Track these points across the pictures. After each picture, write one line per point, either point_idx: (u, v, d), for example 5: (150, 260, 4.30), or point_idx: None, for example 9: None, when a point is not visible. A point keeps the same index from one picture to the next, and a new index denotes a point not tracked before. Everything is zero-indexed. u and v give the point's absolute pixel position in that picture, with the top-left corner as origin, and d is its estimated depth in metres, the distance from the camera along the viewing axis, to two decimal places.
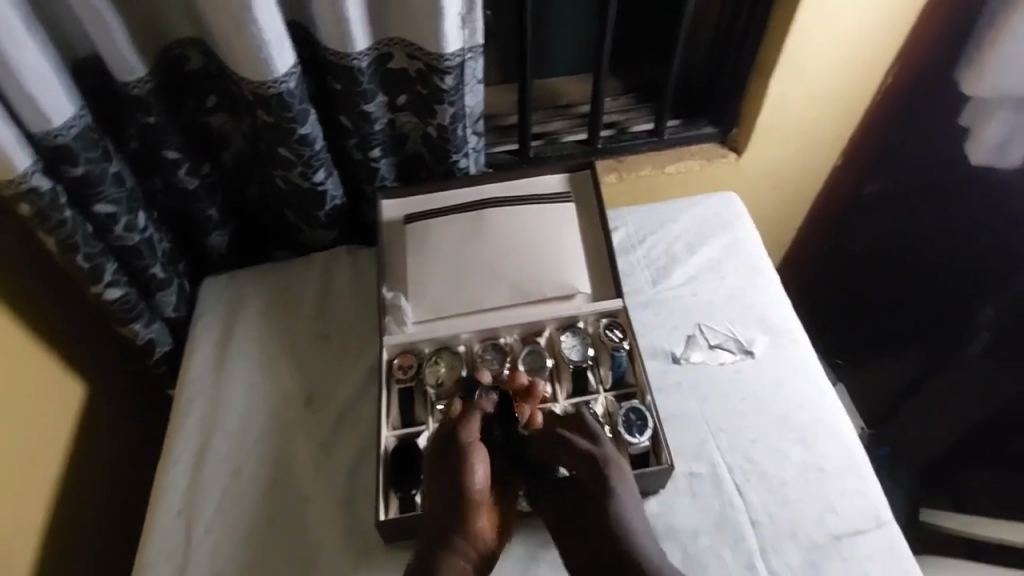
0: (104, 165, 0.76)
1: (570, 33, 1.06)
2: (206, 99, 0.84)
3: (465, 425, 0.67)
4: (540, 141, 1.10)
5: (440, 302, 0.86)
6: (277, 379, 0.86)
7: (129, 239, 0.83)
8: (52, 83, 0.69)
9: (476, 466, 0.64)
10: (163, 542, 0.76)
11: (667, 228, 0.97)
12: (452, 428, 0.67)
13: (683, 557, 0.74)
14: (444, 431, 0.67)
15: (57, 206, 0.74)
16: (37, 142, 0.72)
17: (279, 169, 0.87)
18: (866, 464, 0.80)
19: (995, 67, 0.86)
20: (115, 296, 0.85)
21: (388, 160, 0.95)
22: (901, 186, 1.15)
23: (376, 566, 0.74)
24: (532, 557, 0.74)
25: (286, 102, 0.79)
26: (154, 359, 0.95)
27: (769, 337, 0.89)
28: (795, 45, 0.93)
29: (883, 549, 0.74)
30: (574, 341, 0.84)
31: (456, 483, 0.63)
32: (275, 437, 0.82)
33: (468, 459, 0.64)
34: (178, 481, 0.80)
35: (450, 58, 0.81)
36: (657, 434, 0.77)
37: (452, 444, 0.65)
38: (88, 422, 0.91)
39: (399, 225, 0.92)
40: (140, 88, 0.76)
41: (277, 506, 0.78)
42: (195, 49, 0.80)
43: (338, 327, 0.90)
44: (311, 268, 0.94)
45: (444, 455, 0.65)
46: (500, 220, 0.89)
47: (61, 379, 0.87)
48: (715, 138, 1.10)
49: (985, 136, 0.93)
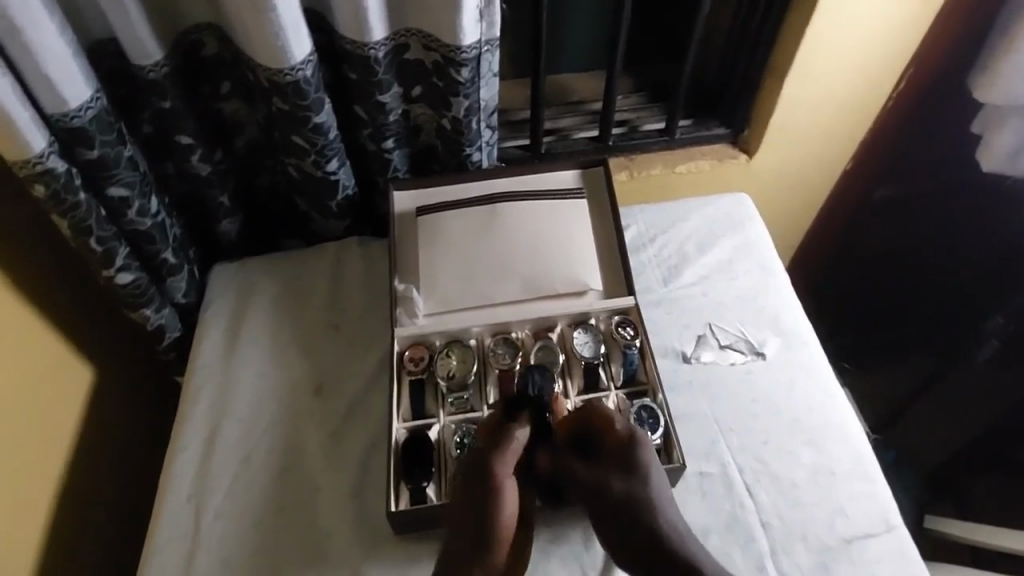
0: (119, 149, 0.76)
1: (584, 31, 1.05)
2: (221, 85, 0.84)
3: (501, 450, 0.63)
4: (551, 137, 1.10)
5: (451, 296, 0.86)
6: (286, 368, 0.85)
7: (141, 224, 0.82)
8: (69, 64, 0.68)
9: (506, 499, 0.61)
10: (171, 529, 0.75)
11: (679, 228, 0.97)
12: (487, 452, 0.63)
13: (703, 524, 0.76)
14: (479, 452, 0.64)
15: (72, 188, 0.73)
16: (53, 124, 0.71)
17: (292, 157, 0.87)
18: (876, 468, 0.80)
19: (1011, 75, 0.86)
20: (126, 281, 0.84)
21: (400, 151, 0.95)
22: (912, 192, 1.15)
23: (386, 557, 0.73)
24: (543, 553, 0.74)
25: (302, 91, 0.78)
26: (163, 345, 0.94)
27: (781, 338, 0.88)
28: (811, 48, 0.93)
29: (893, 553, 0.74)
30: (586, 337, 0.83)
31: (483, 515, 0.59)
32: (285, 426, 0.82)
33: (498, 490, 0.60)
34: (187, 467, 0.79)
35: (467, 50, 0.80)
36: (669, 433, 0.76)
37: (484, 474, 0.61)
38: (97, 406, 0.91)
39: (411, 217, 0.91)
40: (156, 72, 0.76)
41: (287, 493, 0.77)
42: (211, 35, 0.79)
43: (349, 318, 0.89)
44: (323, 257, 0.93)
45: (475, 481, 0.62)
46: (513, 214, 0.89)
47: (70, 364, 0.86)
48: (727, 139, 1.10)
49: (997, 144, 0.93)
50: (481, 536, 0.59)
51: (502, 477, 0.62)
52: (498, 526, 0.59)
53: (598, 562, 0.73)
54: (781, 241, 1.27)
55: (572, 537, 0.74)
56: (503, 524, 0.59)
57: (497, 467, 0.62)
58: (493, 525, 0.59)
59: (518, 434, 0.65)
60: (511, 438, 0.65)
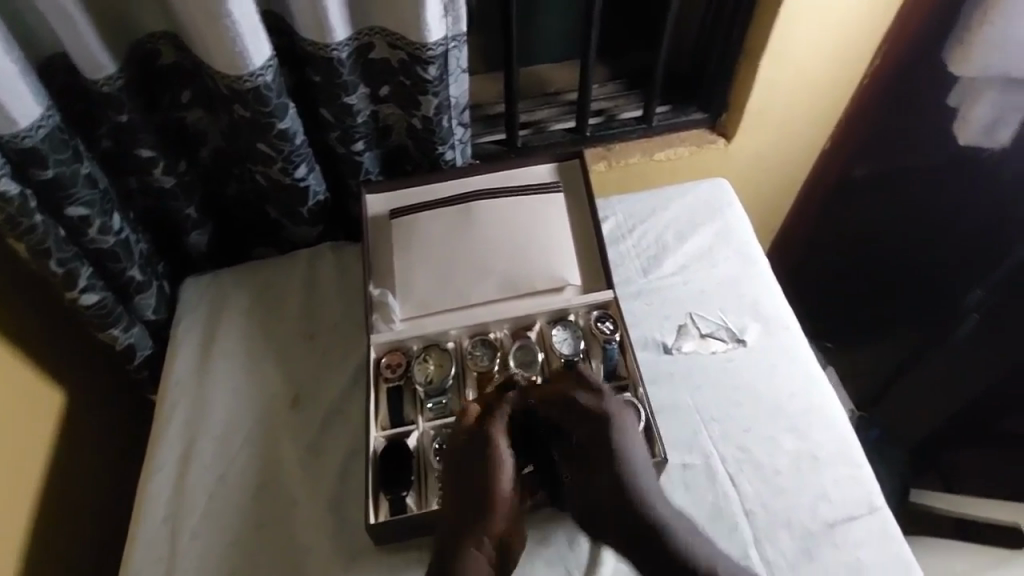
0: (75, 167, 0.74)
1: (557, 20, 1.04)
2: (181, 95, 0.82)
3: (498, 419, 0.67)
4: (528, 130, 1.08)
5: (426, 298, 0.84)
6: (261, 380, 0.84)
7: (105, 242, 0.81)
8: (16, 82, 0.66)
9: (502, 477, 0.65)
10: (148, 551, 0.75)
11: (657, 216, 0.96)
12: (482, 423, 0.67)
13: (684, 496, 0.76)
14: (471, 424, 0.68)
15: (27, 210, 0.72)
16: (3, 145, 0.69)
17: (259, 166, 0.85)
18: (860, 451, 0.79)
19: (986, 46, 0.84)
20: (91, 301, 0.82)
21: (371, 153, 0.93)
22: (891, 167, 1.14)
23: (366, 571, 0.72)
24: (528, 557, 0.73)
25: (263, 97, 0.77)
26: (135, 364, 0.93)
27: (761, 324, 0.87)
28: (785, 29, 0.91)
29: (877, 535, 0.73)
30: (565, 334, 0.82)
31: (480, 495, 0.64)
32: (262, 438, 0.81)
33: (498, 464, 0.65)
34: (163, 487, 0.78)
35: (432, 48, 0.78)
36: (651, 427, 0.75)
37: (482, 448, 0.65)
38: (69, 427, 0.90)
39: (385, 219, 0.89)
40: (110, 85, 0.74)
41: (263, 508, 0.76)
42: (167, 43, 0.77)
43: (325, 326, 0.88)
44: (296, 265, 0.92)
45: (473, 458, 0.65)
46: (486, 212, 0.87)
47: (39, 389, 0.85)
48: (704, 124, 1.08)
49: (971, 117, 0.92)
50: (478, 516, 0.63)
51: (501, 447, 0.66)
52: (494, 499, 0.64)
53: (583, 562, 0.72)
54: (761, 220, 1.25)
55: (555, 538, 0.73)
56: (499, 498, 0.64)
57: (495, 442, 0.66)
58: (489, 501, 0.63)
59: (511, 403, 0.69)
60: (503, 407, 0.68)
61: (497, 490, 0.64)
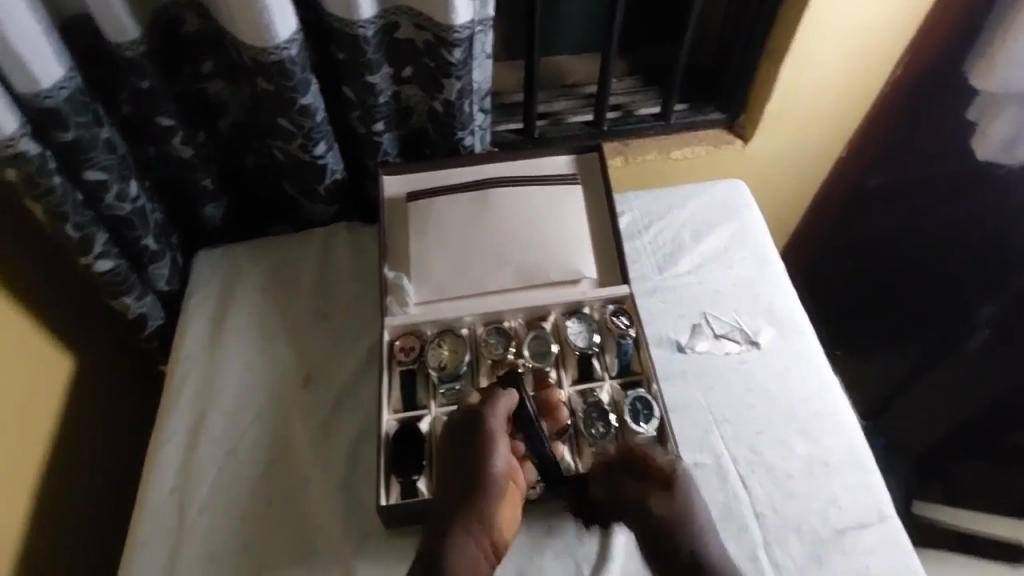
0: (95, 131, 0.73)
1: (580, 12, 1.03)
2: (203, 64, 0.80)
3: (494, 405, 0.66)
4: (546, 121, 1.07)
5: (440, 283, 0.84)
6: (272, 358, 0.83)
7: (121, 209, 0.80)
8: (41, 41, 0.65)
9: (497, 458, 0.63)
10: (156, 524, 0.74)
11: (675, 214, 0.95)
12: (479, 410, 0.66)
13: None
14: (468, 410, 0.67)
15: (45, 171, 0.70)
16: (24, 105, 0.68)
17: (278, 141, 0.84)
18: (871, 460, 0.79)
19: (1008, 65, 0.84)
20: (105, 268, 0.81)
21: (390, 134, 0.92)
22: (906, 177, 1.14)
23: (376, 555, 0.71)
24: (536, 547, 0.72)
25: (288, 71, 0.76)
26: (146, 334, 0.92)
27: (775, 327, 0.87)
28: (811, 32, 0.91)
29: (886, 543, 0.73)
30: (580, 327, 0.81)
31: (473, 475, 0.61)
32: (272, 415, 0.80)
33: (490, 445, 0.63)
34: (172, 460, 0.77)
35: (459, 30, 0.77)
36: (664, 425, 0.75)
37: (475, 431, 0.64)
38: (76, 397, 0.88)
39: (402, 202, 0.88)
40: (134, 50, 0.73)
41: (273, 486, 0.75)
42: (192, 11, 0.76)
43: (338, 306, 0.87)
44: (312, 243, 0.91)
45: (467, 439, 0.64)
46: (505, 199, 0.87)
47: (47, 355, 0.84)
48: (723, 125, 1.07)
49: (991, 132, 0.92)
50: (471, 498, 0.60)
51: (494, 432, 0.64)
52: (487, 479, 0.61)
53: (592, 554, 0.72)
54: (774, 224, 1.24)
55: (565, 529, 0.73)
56: (493, 478, 0.61)
57: (490, 426, 0.65)
58: (485, 479, 0.61)
59: (509, 395, 0.68)
60: (501, 397, 0.68)
61: (491, 468, 0.62)
